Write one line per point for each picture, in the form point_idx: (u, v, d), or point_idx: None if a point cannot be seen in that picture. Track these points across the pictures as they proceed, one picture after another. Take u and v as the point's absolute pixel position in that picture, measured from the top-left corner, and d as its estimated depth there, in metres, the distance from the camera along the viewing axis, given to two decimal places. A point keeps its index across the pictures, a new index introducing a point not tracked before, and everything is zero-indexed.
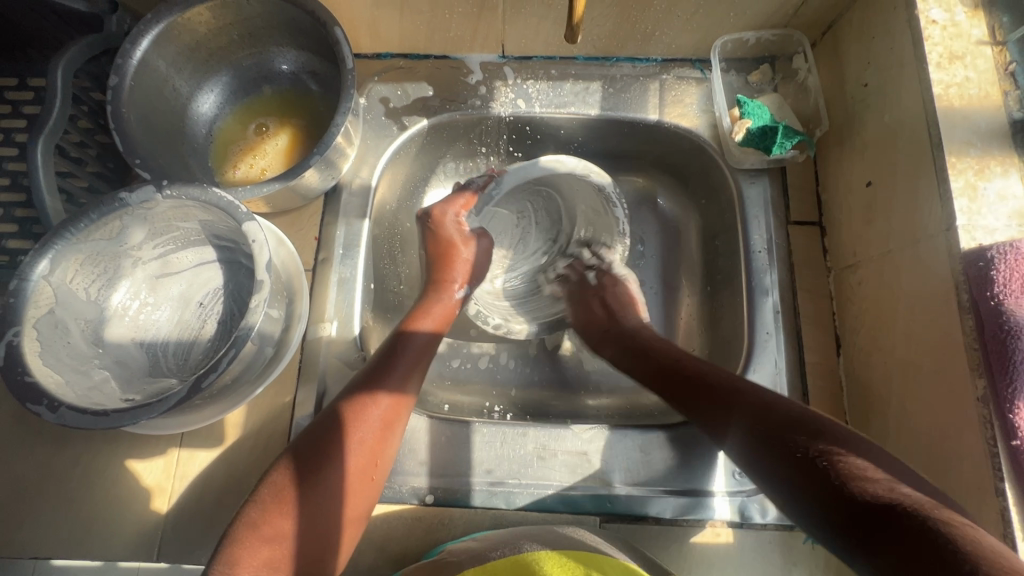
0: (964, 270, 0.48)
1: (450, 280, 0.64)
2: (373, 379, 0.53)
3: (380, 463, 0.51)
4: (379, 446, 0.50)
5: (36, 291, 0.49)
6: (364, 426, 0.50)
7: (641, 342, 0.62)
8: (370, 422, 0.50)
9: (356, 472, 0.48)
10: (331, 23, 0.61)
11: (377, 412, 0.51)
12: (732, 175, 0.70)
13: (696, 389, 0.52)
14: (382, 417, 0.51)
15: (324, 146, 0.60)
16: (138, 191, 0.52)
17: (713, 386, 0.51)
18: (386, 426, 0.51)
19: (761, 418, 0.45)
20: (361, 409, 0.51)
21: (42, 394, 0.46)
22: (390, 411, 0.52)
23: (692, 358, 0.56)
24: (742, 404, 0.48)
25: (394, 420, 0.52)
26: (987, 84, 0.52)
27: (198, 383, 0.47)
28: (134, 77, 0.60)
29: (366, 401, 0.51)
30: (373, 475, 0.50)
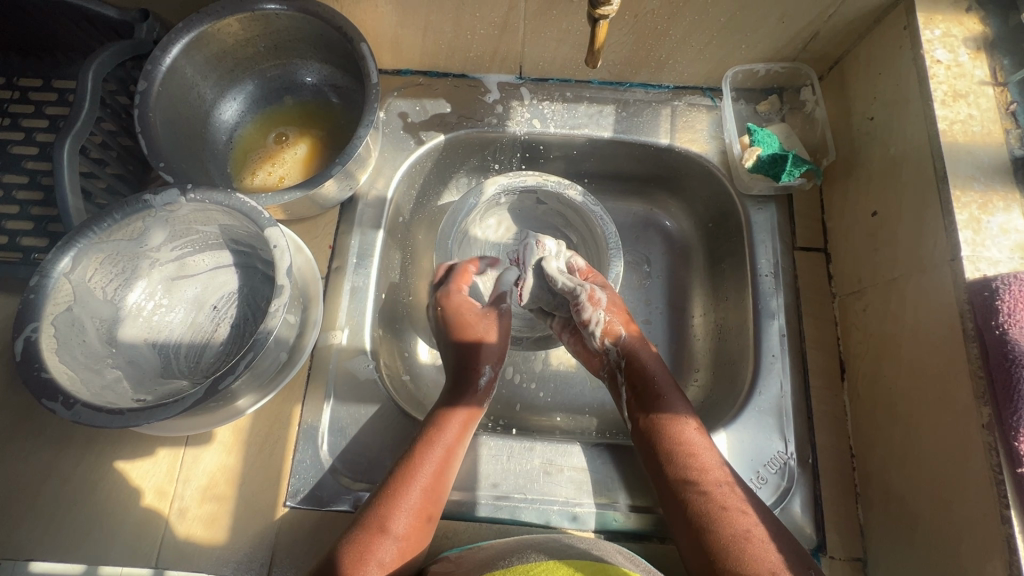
0: (968, 299, 0.50)
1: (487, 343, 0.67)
2: (453, 400, 0.62)
3: (449, 477, 0.58)
4: (455, 451, 0.58)
5: (57, 288, 0.50)
6: (438, 444, 0.58)
7: (651, 391, 0.62)
8: (443, 441, 0.58)
9: (431, 485, 0.56)
10: (357, 39, 0.62)
11: (453, 430, 0.59)
12: (741, 200, 0.72)
13: (688, 457, 0.56)
14: (453, 435, 0.59)
15: (346, 157, 0.61)
16: (163, 194, 0.53)
17: (702, 463, 0.56)
18: (457, 442, 0.59)
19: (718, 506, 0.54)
20: (440, 427, 0.59)
21: (57, 391, 0.45)
22: (462, 428, 0.60)
23: (693, 426, 0.59)
24: (711, 486, 0.55)
25: (467, 438, 0.60)
26: (989, 122, 0.55)
27: (216, 384, 0.47)
28: (161, 82, 0.62)
29: (448, 416, 0.60)
30: (443, 487, 0.57)
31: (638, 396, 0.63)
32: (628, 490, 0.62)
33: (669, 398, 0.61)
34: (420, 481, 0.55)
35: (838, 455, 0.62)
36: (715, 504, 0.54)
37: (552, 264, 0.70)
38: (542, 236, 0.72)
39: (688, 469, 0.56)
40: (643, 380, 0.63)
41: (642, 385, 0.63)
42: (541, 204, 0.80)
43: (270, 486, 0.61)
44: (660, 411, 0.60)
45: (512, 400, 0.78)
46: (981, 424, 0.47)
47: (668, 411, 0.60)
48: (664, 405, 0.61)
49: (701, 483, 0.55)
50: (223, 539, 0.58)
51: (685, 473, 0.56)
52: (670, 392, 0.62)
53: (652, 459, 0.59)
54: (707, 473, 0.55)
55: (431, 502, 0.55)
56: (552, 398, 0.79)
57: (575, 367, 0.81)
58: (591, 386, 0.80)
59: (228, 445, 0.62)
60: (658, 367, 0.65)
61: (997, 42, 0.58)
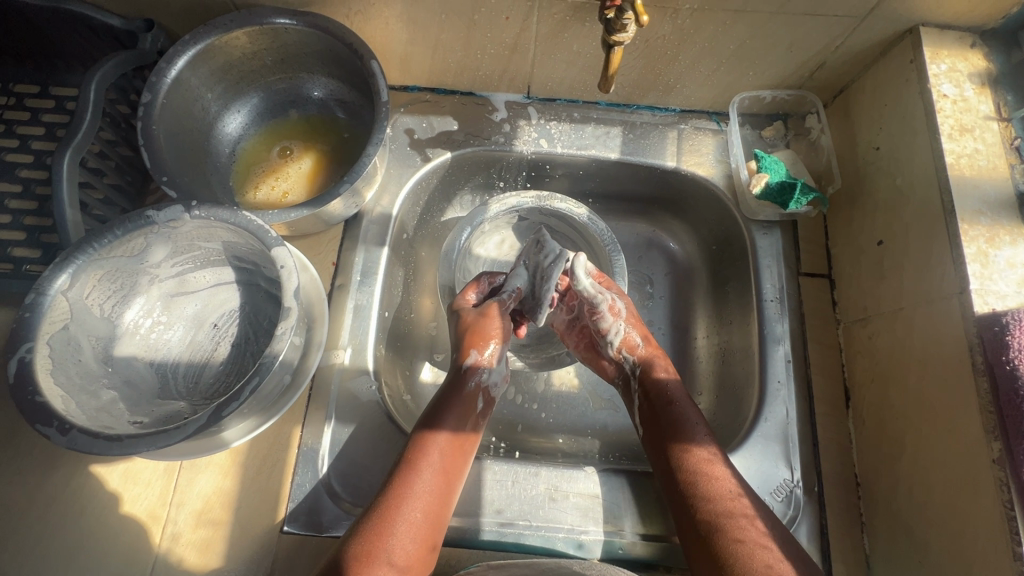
0: (978, 333, 0.50)
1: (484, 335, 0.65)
2: (433, 421, 0.59)
3: (446, 498, 0.56)
4: (444, 477, 0.57)
5: (52, 306, 0.48)
6: (428, 465, 0.56)
7: (663, 400, 0.63)
8: (432, 461, 0.57)
9: (423, 513, 0.54)
10: (367, 56, 0.62)
11: (439, 447, 0.58)
12: (746, 225, 0.72)
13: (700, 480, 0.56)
14: (440, 452, 0.57)
15: (354, 175, 0.60)
16: (166, 210, 0.52)
17: (712, 486, 0.56)
18: (446, 465, 0.57)
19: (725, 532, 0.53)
20: (425, 452, 0.57)
21: (52, 415, 0.43)
22: (447, 452, 0.58)
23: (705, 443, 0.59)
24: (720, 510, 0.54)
25: (456, 454, 0.59)
26: (995, 157, 0.56)
27: (220, 409, 0.45)
28: (166, 95, 0.61)
29: (430, 439, 0.58)
30: (441, 514, 0.56)
31: (656, 414, 0.63)
32: (633, 518, 0.61)
33: (680, 418, 0.61)
34: (413, 504, 0.54)
35: (843, 484, 0.62)
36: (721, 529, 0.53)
37: (580, 264, 0.65)
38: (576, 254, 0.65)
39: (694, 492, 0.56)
40: (656, 400, 0.63)
41: (656, 402, 0.63)
42: (523, 220, 0.81)
43: (268, 511, 0.59)
44: (671, 431, 0.60)
45: (514, 421, 0.78)
46: (992, 458, 0.48)
47: (679, 432, 0.60)
48: (678, 427, 0.60)
49: (710, 507, 0.55)
50: (217, 565, 0.57)
51: (694, 495, 0.56)
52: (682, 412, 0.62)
53: (668, 479, 0.59)
54: (717, 497, 0.55)
55: (430, 528, 0.54)
56: (553, 419, 0.78)
57: (577, 387, 0.80)
58: (594, 407, 0.79)
59: (224, 467, 0.61)
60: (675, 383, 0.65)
61: (1000, 78, 0.59)
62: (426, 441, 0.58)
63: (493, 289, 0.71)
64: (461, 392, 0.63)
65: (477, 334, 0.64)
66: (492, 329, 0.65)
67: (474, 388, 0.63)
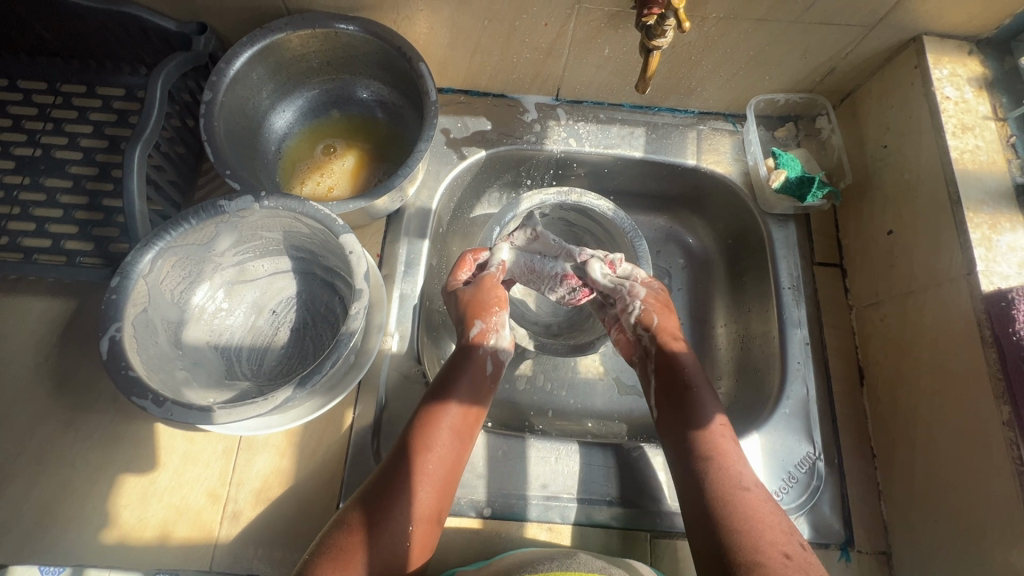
0: (985, 309, 0.55)
1: (488, 306, 0.67)
2: (446, 387, 0.61)
3: (461, 457, 0.59)
4: (461, 437, 0.59)
5: (136, 289, 0.51)
6: (445, 427, 0.58)
7: (672, 360, 0.65)
8: (449, 423, 0.59)
9: (444, 471, 0.57)
10: (416, 59, 0.66)
11: (454, 418, 0.59)
12: (763, 218, 0.77)
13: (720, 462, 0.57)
14: (451, 425, 0.59)
15: (408, 170, 0.64)
16: (237, 200, 0.55)
17: (730, 470, 0.56)
18: (461, 427, 0.60)
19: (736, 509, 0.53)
20: (441, 415, 0.59)
21: (146, 389, 0.46)
22: (463, 415, 0.60)
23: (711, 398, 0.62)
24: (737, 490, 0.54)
25: (465, 426, 0.60)
26: (994, 152, 0.62)
27: (301, 383, 0.48)
28: (225, 93, 0.64)
29: (446, 403, 0.60)
30: (457, 471, 0.58)
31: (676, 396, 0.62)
32: (644, 487, 0.66)
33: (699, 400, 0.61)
34: (429, 465, 0.56)
35: (861, 456, 0.67)
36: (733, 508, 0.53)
37: (596, 266, 0.72)
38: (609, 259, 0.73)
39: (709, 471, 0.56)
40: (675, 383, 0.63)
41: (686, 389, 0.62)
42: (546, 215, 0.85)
43: (324, 490, 0.62)
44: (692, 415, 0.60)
45: (545, 407, 0.81)
46: (1002, 421, 0.53)
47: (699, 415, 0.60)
48: (693, 395, 0.62)
49: (726, 480, 0.55)
50: (277, 543, 0.59)
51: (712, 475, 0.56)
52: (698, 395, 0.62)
53: (681, 461, 0.59)
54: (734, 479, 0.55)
55: (447, 482, 0.57)
56: (581, 404, 0.82)
57: (603, 375, 0.84)
58: (619, 393, 0.83)
59: (280, 448, 0.63)
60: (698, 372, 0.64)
61: (996, 82, 0.66)
62: (438, 413, 0.59)
63: (480, 266, 0.73)
64: (472, 356, 0.64)
65: (477, 306, 0.67)
66: (491, 298, 0.67)
67: (484, 353, 0.65)
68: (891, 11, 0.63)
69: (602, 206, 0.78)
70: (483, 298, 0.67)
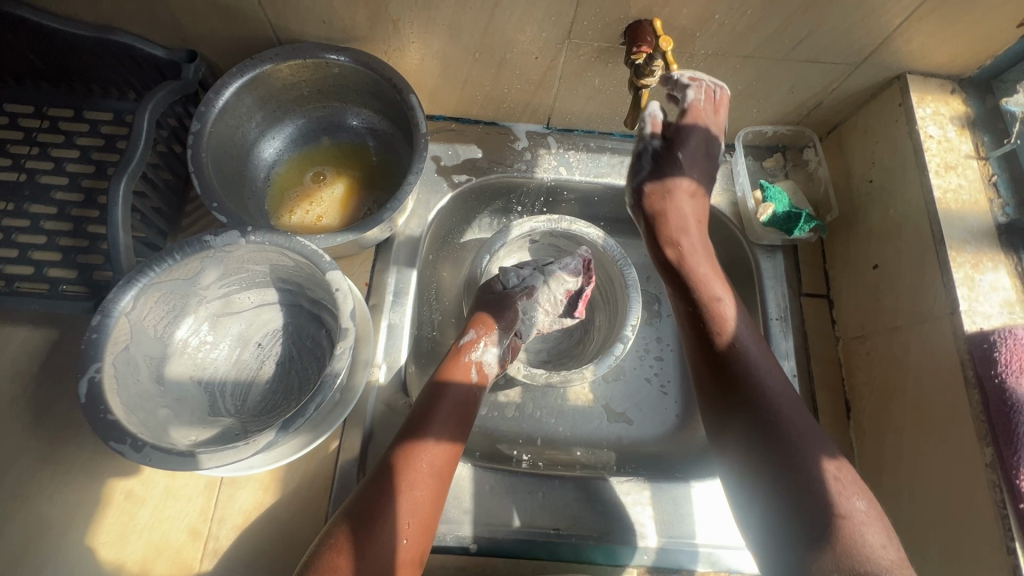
0: (968, 350, 0.56)
1: (500, 321, 0.69)
2: (433, 398, 0.61)
3: (450, 467, 0.59)
4: (449, 443, 0.59)
5: (116, 328, 0.50)
6: (432, 436, 0.58)
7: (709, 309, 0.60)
8: (436, 433, 0.58)
9: (432, 479, 0.56)
10: (407, 91, 0.66)
11: (440, 427, 0.59)
12: (751, 248, 0.77)
13: (793, 445, 0.52)
14: (430, 465, 0.57)
15: (397, 203, 0.65)
16: (223, 235, 0.54)
17: (820, 480, 0.50)
18: (449, 435, 0.59)
19: (817, 496, 0.49)
20: (426, 425, 0.59)
21: (123, 433, 0.45)
22: (450, 423, 0.60)
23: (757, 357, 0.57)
24: (814, 475, 0.50)
25: (453, 438, 0.60)
26: (976, 192, 0.63)
27: (285, 426, 0.47)
28: (213, 124, 0.64)
29: (432, 413, 0.60)
30: (447, 479, 0.58)
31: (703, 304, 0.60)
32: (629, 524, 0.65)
33: (754, 368, 0.56)
34: (416, 475, 0.55)
35: None
36: (840, 541, 0.47)
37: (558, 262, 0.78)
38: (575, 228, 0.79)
39: (790, 477, 0.51)
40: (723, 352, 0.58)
41: (672, 227, 0.64)
42: (534, 241, 0.85)
43: (308, 526, 0.61)
44: (750, 387, 0.55)
45: (533, 435, 0.81)
46: (985, 463, 0.53)
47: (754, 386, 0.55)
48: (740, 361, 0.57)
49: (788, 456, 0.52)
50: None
51: (782, 458, 0.52)
52: (750, 363, 0.57)
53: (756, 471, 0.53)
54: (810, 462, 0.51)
55: (437, 490, 0.56)
56: (571, 431, 0.81)
57: (593, 402, 0.83)
58: (609, 420, 0.82)
59: (265, 482, 0.63)
60: (693, 207, 0.66)
61: (978, 121, 0.67)
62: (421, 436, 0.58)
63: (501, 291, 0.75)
64: (460, 362, 0.66)
65: (486, 319, 0.69)
66: (499, 316, 0.69)
67: (470, 362, 0.66)
68: (875, 51, 0.64)
69: (592, 234, 0.78)
70: (495, 314, 0.69)
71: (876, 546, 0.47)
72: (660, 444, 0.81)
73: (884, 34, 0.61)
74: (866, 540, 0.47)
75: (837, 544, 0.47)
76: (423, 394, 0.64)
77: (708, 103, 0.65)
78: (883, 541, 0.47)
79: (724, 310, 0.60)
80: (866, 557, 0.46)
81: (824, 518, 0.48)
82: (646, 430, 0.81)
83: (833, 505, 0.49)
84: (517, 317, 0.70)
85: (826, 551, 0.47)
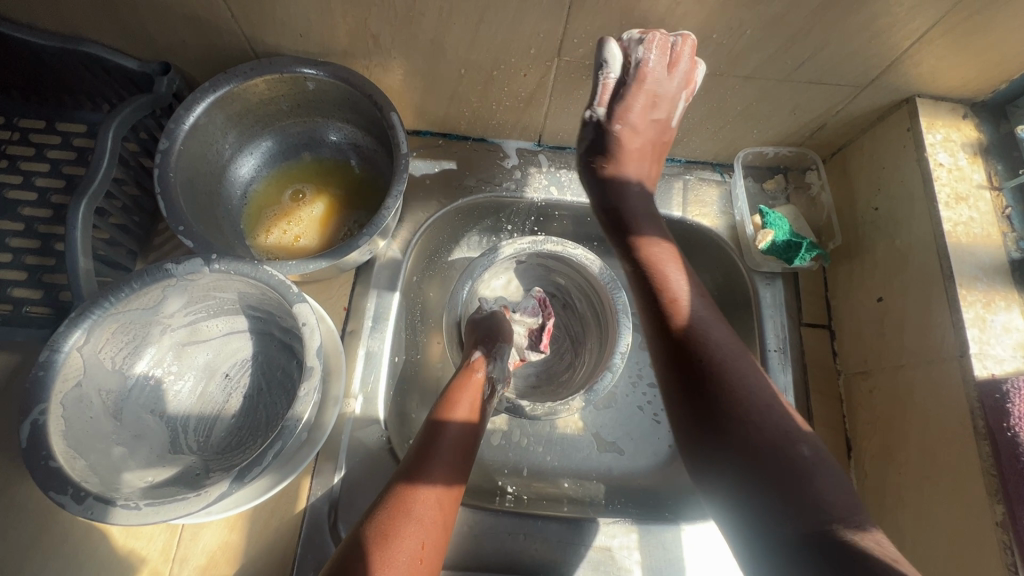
0: (978, 398, 0.53)
1: (496, 333, 0.66)
2: (435, 435, 0.56)
3: (450, 514, 0.53)
4: (450, 487, 0.53)
5: (66, 364, 0.47)
6: (432, 478, 0.53)
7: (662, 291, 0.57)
8: (436, 474, 0.53)
9: (430, 525, 0.50)
10: (388, 109, 0.63)
11: (442, 469, 0.54)
12: (749, 275, 0.74)
13: (758, 426, 0.46)
14: (430, 513, 0.51)
15: (374, 228, 0.61)
16: (186, 264, 0.52)
17: (793, 463, 0.44)
18: (450, 478, 0.54)
19: (796, 479, 0.43)
20: (427, 466, 0.54)
21: (66, 482, 0.43)
22: (452, 465, 0.55)
23: (718, 337, 0.53)
24: (756, 423, 0.47)
25: (453, 481, 0.54)
26: (988, 225, 0.59)
27: (239, 476, 0.45)
28: (184, 142, 0.61)
29: (433, 452, 0.55)
30: (447, 528, 0.52)
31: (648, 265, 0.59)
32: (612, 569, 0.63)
33: (700, 323, 0.54)
34: (414, 519, 0.49)
35: None
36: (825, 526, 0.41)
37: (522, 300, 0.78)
38: (561, 248, 0.75)
39: (760, 460, 0.45)
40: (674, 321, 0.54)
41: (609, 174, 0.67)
42: (523, 262, 0.81)
43: (276, 566, 0.58)
44: (693, 338, 0.53)
45: (519, 464, 0.77)
46: (996, 521, 0.50)
47: (694, 336, 0.53)
48: (699, 344, 0.52)
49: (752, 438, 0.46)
50: None
51: (725, 410, 0.48)
52: (700, 328, 0.53)
53: (726, 464, 0.47)
54: (755, 409, 0.47)
55: (435, 539, 0.50)
56: (559, 462, 0.77)
57: (582, 430, 0.79)
58: (598, 450, 0.78)
59: (230, 520, 0.60)
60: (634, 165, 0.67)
61: (991, 148, 0.63)
62: (421, 478, 0.52)
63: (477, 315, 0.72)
64: (471, 379, 0.62)
65: (484, 333, 0.66)
66: (496, 330, 0.66)
67: (481, 378, 0.62)
68: (884, 73, 0.60)
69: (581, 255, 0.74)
70: (493, 326, 0.66)
71: (831, 502, 0.42)
72: (652, 476, 0.77)
73: (893, 55, 0.58)
74: (817, 491, 0.43)
75: (788, 499, 0.43)
76: (421, 433, 0.58)
77: (665, 60, 0.59)
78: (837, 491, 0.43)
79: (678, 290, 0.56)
80: (819, 513, 0.42)
81: (775, 475, 0.44)
82: (638, 461, 0.77)
83: (778, 455, 0.45)
84: (508, 328, 0.67)
85: (780, 510, 0.43)
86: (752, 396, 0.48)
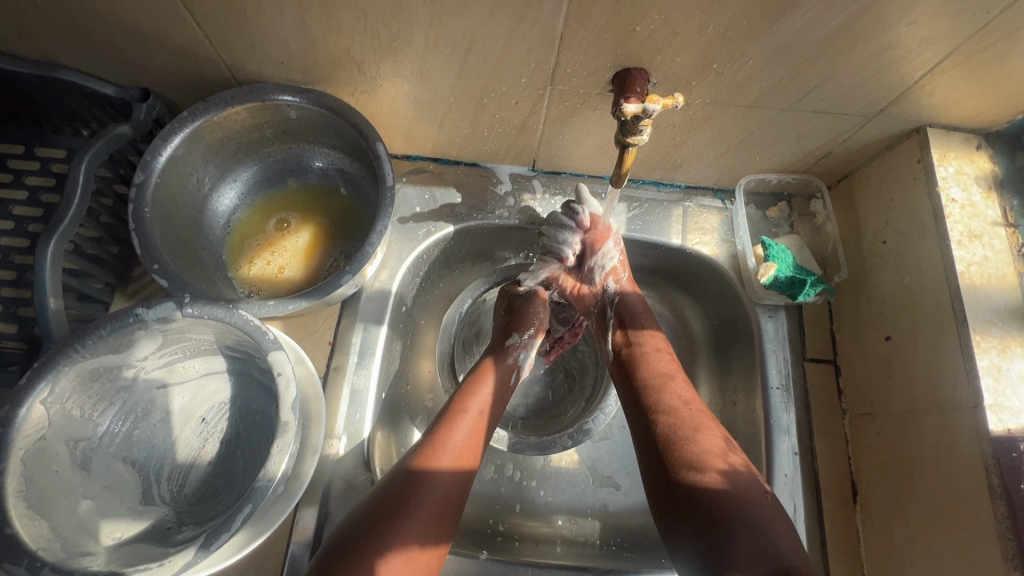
0: (993, 454, 0.50)
1: (530, 320, 0.70)
2: (426, 462, 0.54)
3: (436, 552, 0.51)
4: (439, 522, 0.52)
5: (26, 419, 0.45)
6: (419, 511, 0.51)
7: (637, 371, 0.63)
8: (425, 508, 0.51)
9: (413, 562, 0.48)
10: (374, 139, 0.61)
11: (431, 502, 0.52)
12: (752, 309, 0.70)
13: (707, 472, 0.52)
14: (412, 549, 0.49)
15: (357, 265, 0.59)
16: (157, 308, 0.49)
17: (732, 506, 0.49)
18: (441, 514, 0.52)
19: (735, 519, 0.48)
20: (414, 498, 0.51)
21: (21, 551, 0.41)
22: (442, 499, 0.53)
23: (684, 400, 0.58)
24: (709, 470, 0.52)
25: (443, 515, 0.52)
26: (1003, 265, 0.56)
27: (206, 542, 0.43)
28: (160, 174, 0.59)
29: (424, 481, 0.53)
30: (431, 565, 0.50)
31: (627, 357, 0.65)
32: None
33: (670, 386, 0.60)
34: (393, 555, 0.48)
35: None
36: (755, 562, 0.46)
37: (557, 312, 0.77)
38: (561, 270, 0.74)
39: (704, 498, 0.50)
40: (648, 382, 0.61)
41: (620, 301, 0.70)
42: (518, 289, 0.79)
43: None
44: (655, 397, 0.59)
45: (512, 500, 0.74)
46: None
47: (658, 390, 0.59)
48: (665, 401, 0.58)
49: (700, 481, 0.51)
50: None
51: (682, 453, 0.54)
52: (670, 388, 0.59)
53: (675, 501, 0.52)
54: (703, 454, 0.53)
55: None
56: (552, 498, 0.74)
57: (577, 464, 0.76)
58: (594, 486, 0.75)
59: None
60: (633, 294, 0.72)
61: (1006, 181, 0.61)
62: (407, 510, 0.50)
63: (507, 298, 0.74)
64: (504, 362, 0.66)
65: (522, 318, 0.70)
66: (533, 319, 0.70)
67: (511, 366, 0.67)
68: (893, 103, 0.58)
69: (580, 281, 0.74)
70: (530, 314, 0.70)
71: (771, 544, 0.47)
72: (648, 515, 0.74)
73: (903, 86, 0.55)
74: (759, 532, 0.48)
75: (724, 532, 0.48)
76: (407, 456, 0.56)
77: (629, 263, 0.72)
78: (763, 523, 0.48)
79: (652, 364, 0.63)
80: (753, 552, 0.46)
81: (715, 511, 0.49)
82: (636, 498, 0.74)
83: (721, 494, 0.50)
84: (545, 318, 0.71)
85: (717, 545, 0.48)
86: (710, 448, 0.54)
